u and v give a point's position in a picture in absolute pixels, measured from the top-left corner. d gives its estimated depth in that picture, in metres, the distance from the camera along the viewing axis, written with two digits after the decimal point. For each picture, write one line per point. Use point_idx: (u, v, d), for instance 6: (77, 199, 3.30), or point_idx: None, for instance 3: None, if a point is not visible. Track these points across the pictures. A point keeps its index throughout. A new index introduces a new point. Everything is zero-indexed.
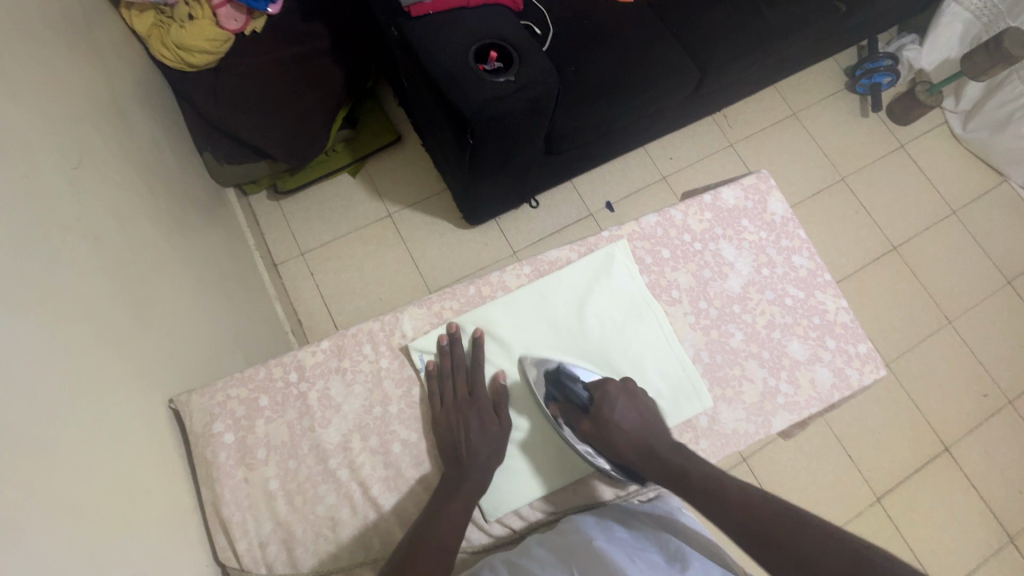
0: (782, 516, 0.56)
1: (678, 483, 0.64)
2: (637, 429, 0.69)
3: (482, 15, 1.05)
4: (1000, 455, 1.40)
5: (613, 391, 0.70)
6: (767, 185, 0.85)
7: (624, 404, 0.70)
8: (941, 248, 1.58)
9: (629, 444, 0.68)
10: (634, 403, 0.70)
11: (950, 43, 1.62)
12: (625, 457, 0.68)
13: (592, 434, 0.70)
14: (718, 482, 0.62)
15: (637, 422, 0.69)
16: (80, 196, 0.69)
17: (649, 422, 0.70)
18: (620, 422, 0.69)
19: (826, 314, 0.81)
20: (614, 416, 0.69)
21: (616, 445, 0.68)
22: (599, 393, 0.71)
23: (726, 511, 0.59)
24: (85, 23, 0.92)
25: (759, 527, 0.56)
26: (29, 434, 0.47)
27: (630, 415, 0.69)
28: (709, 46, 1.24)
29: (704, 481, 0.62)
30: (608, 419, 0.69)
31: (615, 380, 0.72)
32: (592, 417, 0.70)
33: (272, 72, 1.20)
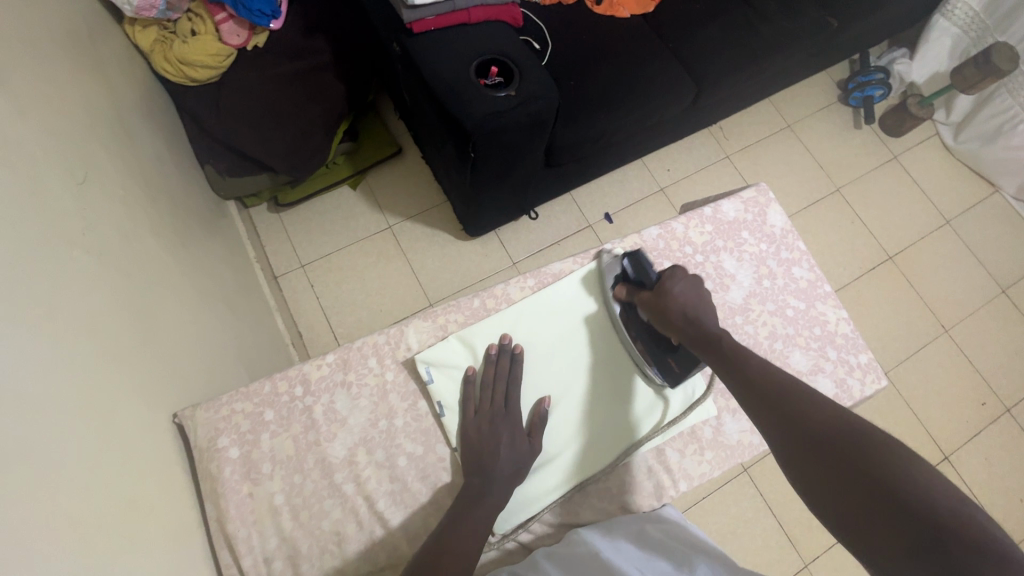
0: (819, 410, 0.54)
1: (715, 353, 0.64)
2: (691, 307, 0.69)
3: (483, 31, 1.07)
4: (999, 463, 1.41)
5: (678, 273, 0.71)
6: (766, 198, 0.87)
7: (688, 283, 0.70)
8: (936, 257, 1.60)
9: (681, 314, 0.68)
10: (697, 288, 0.71)
11: (940, 57, 1.65)
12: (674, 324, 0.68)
13: (647, 303, 0.71)
14: (756, 366, 0.61)
15: (694, 296, 0.70)
16: (85, 211, 0.70)
17: (706, 303, 0.70)
18: (678, 295, 0.69)
19: (826, 325, 0.81)
20: (675, 291, 0.69)
21: (668, 314, 0.69)
22: (668, 272, 0.72)
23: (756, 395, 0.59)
24: (89, 39, 0.93)
25: (787, 415, 0.55)
26: (34, 451, 0.47)
27: (689, 294, 0.69)
28: (705, 60, 1.27)
29: (738, 360, 0.62)
30: (668, 291, 0.70)
31: (683, 269, 0.72)
32: (653, 288, 0.71)
33: (275, 87, 1.22)
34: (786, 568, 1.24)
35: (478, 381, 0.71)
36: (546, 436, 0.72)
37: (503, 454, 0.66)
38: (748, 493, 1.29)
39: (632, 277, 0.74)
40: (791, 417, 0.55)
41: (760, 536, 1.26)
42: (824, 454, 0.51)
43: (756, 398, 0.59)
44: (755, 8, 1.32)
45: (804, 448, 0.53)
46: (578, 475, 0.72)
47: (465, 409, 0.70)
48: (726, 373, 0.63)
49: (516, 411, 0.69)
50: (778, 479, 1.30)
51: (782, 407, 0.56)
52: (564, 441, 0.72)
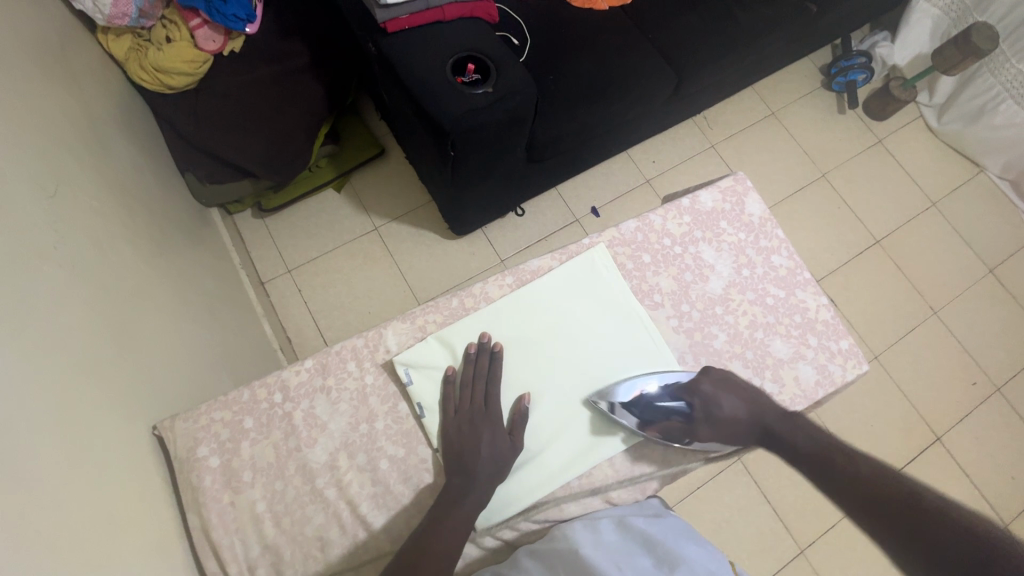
0: (915, 497, 0.56)
1: (792, 455, 0.66)
2: (751, 412, 0.70)
3: (459, 28, 1.06)
4: (990, 442, 1.42)
5: (709, 388, 0.71)
6: (744, 187, 0.86)
7: (729, 398, 0.70)
8: (923, 239, 1.60)
9: (744, 427, 0.70)
10: (732, 389, 0.71)
11: (921, 39, 1.65)
12: (744, 438, 0.70)
13: (711, 434, 0.70)
14: (846, 459, 0.63)
15: (746, 406, 0.70)
16: (58, 224, 0.69)
17: (757, 399, 0.71)
18: (732, 413, 0.70)
19: (807, 312, 0.82)
20: (727, 411, 0.70)
21: (736, 432, 0.70)
22: (697, 397, 0.71)
23: (848, 485, 0.60)
24: (59, 50, 0.92)
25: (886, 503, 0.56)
26: (11, 465, 0.47)
27: (737, 404, 0.70)
28: (685, 50, 1.26)
29: (824, 458, 0.64)
30: (725, 415, 0.69)
31: (709, 376, 0.72)
32: (703, 421, 0.70)
33: (252, 91, 1.20)
34: (782, 555, 1.24)
35: (458, 381, 0.71)
36: (527, 436, 0.72)
37: (483, 454, 0.66)
38: (742, 482, 1.29)
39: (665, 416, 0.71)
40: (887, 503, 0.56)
41: (754, 524, 1.26)
42: (927, 541, 0.52)
43: (855, 490, 0.59)
44: None
45: (901, 532, 0.54)
46: (563, 478, 0.71)
47: (446, 409, 0.70)
48: (819, 471, 0.63)
49: (496, 410, 0.69)
50: (770, 466, 1.30)
51: (888, 500, 0.57)
52: (546, 441, 0.72)
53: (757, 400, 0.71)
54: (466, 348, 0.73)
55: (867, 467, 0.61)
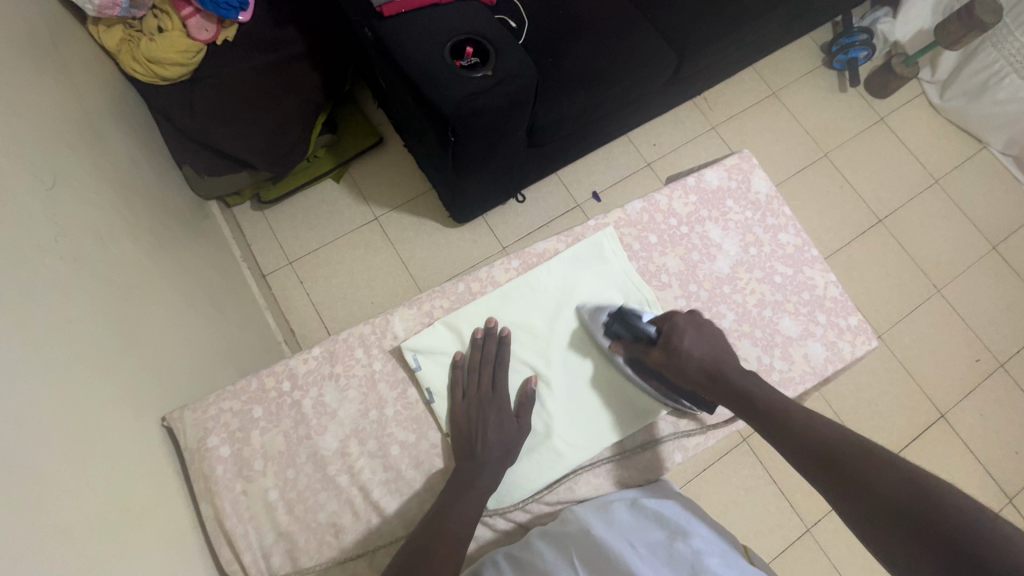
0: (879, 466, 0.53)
1: (751, 412, 0.65)
2: (707, 355, 0.69)
3: (456, 10, 1.04)
4: (994, 419, 1.42)
5: (680, 323, 0.70)
6: (750, 165, 0.86)
7: (692, 333, 0.70)
8: (926, 217, 1.59)
9: (699, 368, 0.68)
10: (700, 332, 0.70)
11: (925, 11, 1.62)
12: (695, 379, 0.69)
13: (663, 362, 0.70)
14: (804, 426, 0.60)
15: (706, 349, 0.69)
16: (57, 218, 0.68)
17: (717, 347, 0.70)
18: (688, 350, 0.69)
19: (815, 290, 0.81)
20: (684, 346, 0.69)
21: (688, 370, 0.69)
22: (666, 325, 0.71)
23: (810, 453, 0.58)
24: (51, 42, 0.91)
25: (849, 481, 0.54)
26: (20, 459, 0.47)
27: (697, 346, 0.69)
28: (686, 29, 1.24)
29: (782, 420, 0.62)
30: (678, 347, 0.69)
31: (682, 314, 0.72)
32: (660, 347, 0.70)
33: (248, 80, 1.19)
34: (789, 534, 1.25)
35: (465, 366, 0.71)
36: (534, 417, 0.71)
37: (491, 438, 0.66)
38: (748, 463, 1.30)
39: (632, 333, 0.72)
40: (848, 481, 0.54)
41: (762, 503, 1.27)
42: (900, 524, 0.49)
43: (803, 453, 0.59)
44: None
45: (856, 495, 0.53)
46: (570, 460, 0.71)
47: (454, 394, 0.70)
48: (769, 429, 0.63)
49: (504, 393, 0.69)
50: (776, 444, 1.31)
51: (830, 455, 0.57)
52: (552, 422, 0.71)
53: (717, 347, 0.70)
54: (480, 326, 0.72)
55: (829, 434, 0.58)
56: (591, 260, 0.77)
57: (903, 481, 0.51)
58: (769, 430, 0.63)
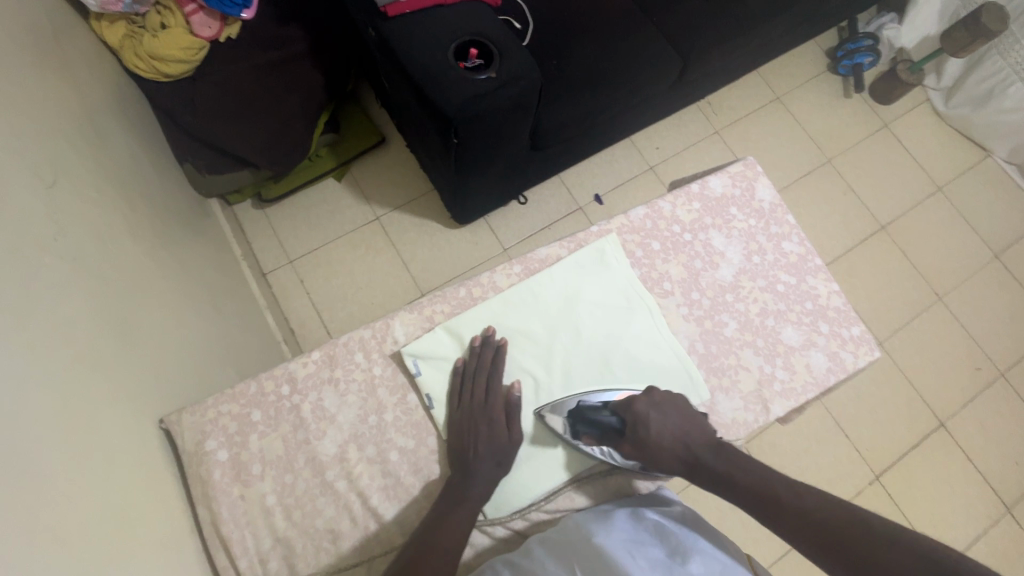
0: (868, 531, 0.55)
1: (735, 493, 0.64)
2: (679, 441, 0.67)
3: (461, 11, 1.04)
4: (994, 428, 1.42)
5: (643, 409, 0.68)
6: (755, 172, 0.85)
7: (658, 419, 0.67)
8: (928, 224, 1.59)
9: (673, 455, 0.67)
10: (667, 413, 0.68)
11: (929, 21, 1.62)
12: (671, 467, 0.67)
13: (636, 455, 0.68)
14: (793, 503, 0.60)
15: (677, 434, 0.67)
16: (58, 217, 0.68)
17: (686, 429, 0.68)
18: (660, 438, 0.67)
19: (818, 299, 0.81)
20: (654, 434, 0.67)
21: (662, 458, 0.67)
22: (629, 414, 0.68)
23: (805, 534, 0.58)
24: (53, 38, 0.90)
25: (856, 561, 0.54)
26: (17, 462, 0.46)
27: (668, 428, 0.67)
28: (691, 34, 1.24)
29: (768, 496, 0.62)
30: (648, 439, 0.67)
31: (643, 400, 0.69)
32: (628, 439, 0.68)
33: (250, 79, 1.18)
34: (787, 541, 1.25)
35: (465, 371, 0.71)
36: (527, 426, 0.71)
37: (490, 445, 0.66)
38: None
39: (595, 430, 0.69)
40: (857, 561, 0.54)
41: None
42: None
43: (791, 527, 0.59)
44: None
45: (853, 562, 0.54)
46: (567, 466, 0.71)
47: (451, 400, 0.70)
48: (751, 504, 0.63)
49: (497, 405, 0.68)
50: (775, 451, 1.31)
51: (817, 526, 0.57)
52: (547, 431, 0.71)
53: (687, 424, 0.68)
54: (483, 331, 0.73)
55: (816, 508, 0.59)
56: (592, 266, 0.77)
57: (901, 546, 0.52)
58: (753, 506, 0.63)
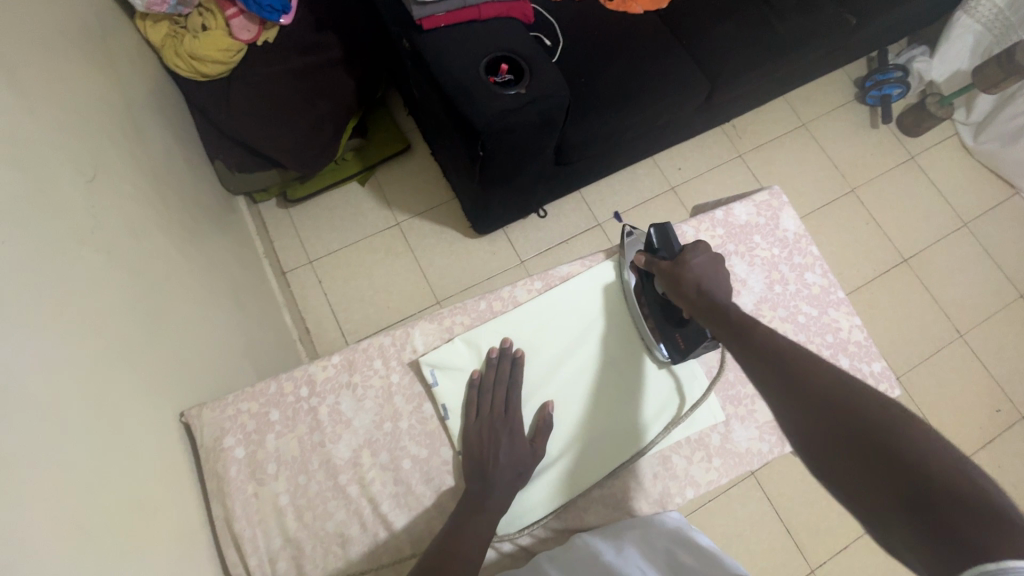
0: (820, 367, 0.51)
1: (718, 320, 0.62)
2: (703, 277, 0.67)
3: (494, 27, 1.05)
4: (1013, 472, 1.38)
5: (702, 248, 0.71)
6: (780, 202, 0.85)
7: (705, 257, 0.69)
8: (952, 259, 1.56)
9: (695, 284, 0.67)
10: (715, 262, 0.70)
11: (961, 55, 1.61)
12: (686, 293, 0.67)
13: (665, 273, 0.70)
14: (762, 334, 0.57)
15: (705, 270, 0.68)
16: (96, 209, 0.70)
17: (720, 275, 0.69)
18: (692, 268, 0.68)
19: (839, 332, 0.80)
20: (693, 261, 0.69)
21: (683, 281, 0.68)
22: (691, 246, 0.72)
23: (758, 353, 0.56)
24: (100, 36, 0.94)
25: (794, 380, 0.51)
26: (44, 448, 0.47)
27: (705, 269, 0.68)
28: (719, 58, 1.24)
29: (742, 323, 0.60)
30: (686, 263, 0.69)
31: (706, 245, 0.71)
32: (675, 258, 0.71)
33: (284, 82, 1.21)
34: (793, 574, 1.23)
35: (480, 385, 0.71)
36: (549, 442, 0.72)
37: (502, 459, 0.66)
38: (756, 497, 1.28)
39: (653, 248, 0.74)
40: (804, 390, 0.50)
41: (767, 540, 1.24)
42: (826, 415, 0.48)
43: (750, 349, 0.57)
44: (770, 5, 1.30)
45: (787, 378, 0.52)
46: (589, 478, 0.71)
47: (467, 413, 0.70)
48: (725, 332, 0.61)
49: (518, 417, 0.69)
50: (785, 481, 1.29)
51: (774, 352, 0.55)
52: (568, 444, 0.72)
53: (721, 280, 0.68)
54: (500, 340, 0.74)
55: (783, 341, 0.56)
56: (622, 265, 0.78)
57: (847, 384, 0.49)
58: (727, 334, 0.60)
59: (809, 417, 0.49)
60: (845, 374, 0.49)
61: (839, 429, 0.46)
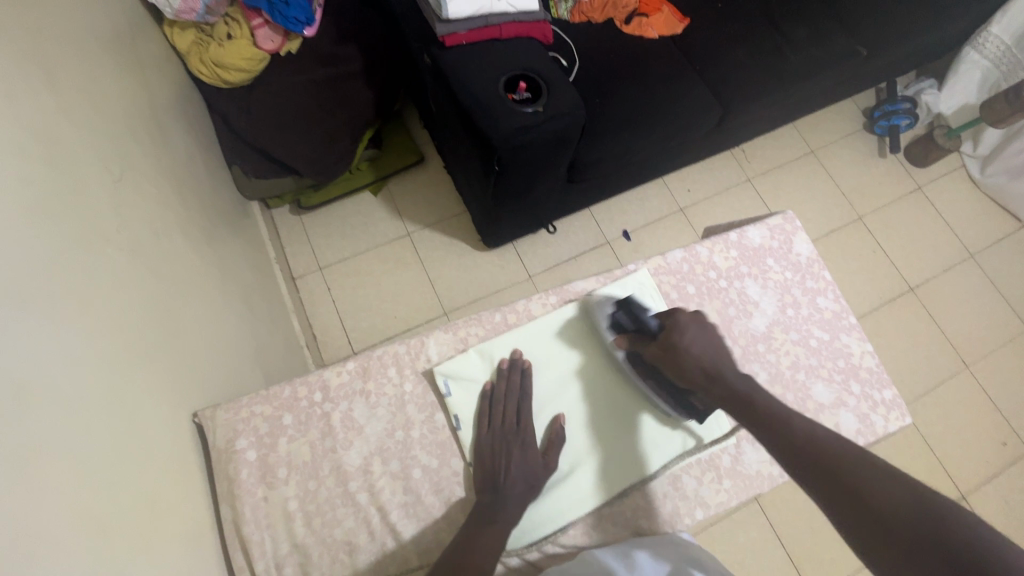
0: (857, 464, 0.54)
1: (742, 406, 0.64)
2: (704, 357, 0.68)
3: (513, 47, 1.08)
4: (1020, 508, 1.36)
5: (683, 319, 0.70)
6: (793, 227, 0.86)
7: (696, 331, 0.69)
8: (958, 290, 1.57)
9: (697, 366, 0.68)
10: (704, 330, 0.70)
11: (969, 90, 1.64)
12: (690, 375, 0.68)
13: (659, 357, 0.70)
14: (793, 427, 0.60)
15: (705, 347, 0.69)
16: (119, 209, 0.71)
17: (717, 346, 0.70)
18: (689, 348, 0.68)
19: (850, 358, 0.80)
20: (684, 339, 0.69)
21: (683, 365, 0.68)
22: (668, 321, 0.71)
23: (792, 449, 0.58)
24: (131, 41, 0.96)
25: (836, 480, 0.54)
26: (62, 444, 0.48)
27: (698, 346, 0.68)
28: (732, 85, 1.27)
29: (771, 412, 0.62)
30: (678, 343, 0.69)
31: (684, 313, 0.71)
32: (660, 342, 0.70)
33: (305, 91, 1.24)
34: None
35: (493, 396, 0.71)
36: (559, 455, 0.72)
37: (513, 471, 0.66)
38: (758, 523, 1.26)
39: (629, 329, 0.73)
40: (850, 494, 0.52)
41: (769, 567, 1.23)
42: (879, 520, 0.49)
43: (783, 444, 0.59)
44: (783, 35, 1.32)
45: (829, 482, 0.54)
46: (594, 497, 0.70)
47: (479, 424, 0.70)
48: (755, 423, 0.62)
49: (527, 429, 0.69)
50: (789, 507, 1.27)
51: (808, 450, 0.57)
52: (578, 459, 0.72)
53: (721, 349, 0.69)
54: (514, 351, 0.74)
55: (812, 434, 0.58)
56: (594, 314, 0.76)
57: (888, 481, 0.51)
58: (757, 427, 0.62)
59: (858, 521, 0.51)
60: (884, 471, 0.52)
61: (894, 534, 0.48)
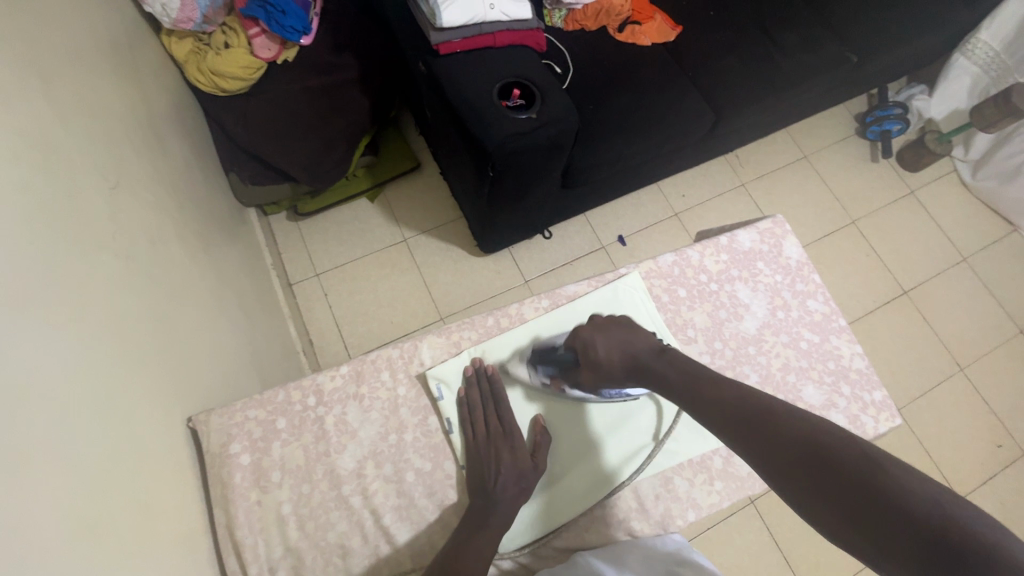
0: (771, 412, 0.53)
1: (664, 377, 0.64)
2: (621, 352, 0.68)
3: (507, 54, 1.09)
4: (1016, 509, 1.37)
5: (587, 334, 0.70)
6: (783, 230, 0.87)
7: (602, 338, 0.69)
8: (951, 293, 1.58)
9: (618, 363, 0.68)
10: (609, 331, 0.71)
11: (959, 95, 1.66)
12: (623, 376, 0.68)
13: (592, 378, 0.69)
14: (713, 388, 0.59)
15: (619, 347, 0.69)
16: (115, 216, 0.72)
17: (628, 337, 0.70)
18: (604, 354, 0.68)
19: (841, 360, 0.81)
20: (598, 350, 0.69)
21: (611, 373, 0.68)
22: (576, 342, 0.71)
23: (713, 408, 0.58)
24: (128, 50, 0.97)
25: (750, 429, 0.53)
26: (54, 448, 0.48)
27: (613, 348, 0.69)
28: (724, 91, 1.28)
29: (691, 378, 0.62)
30: (595, 357, 0.68)
31: (585, 328, 0.72)
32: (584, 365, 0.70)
33: (300, 99, 1.24)
34: None
35: (478, 401, 0.71)
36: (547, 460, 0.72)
37: (504, 473, 0.66)
38: (754, 527, 1.26)
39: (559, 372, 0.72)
40: (765, 438, 0.51)
41: (765, 571, 1.23)
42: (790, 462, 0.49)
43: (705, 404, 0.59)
44: (773, 42, 1.34)
45: (746, 431, 0.53)
46: (581, 502, 0.71)
47: (467, 427, 0.70)
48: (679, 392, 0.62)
49: (516, 431, 0.70)
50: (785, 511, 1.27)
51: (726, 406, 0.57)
52: (563, 464, 0.72)
53: (633, 337, 0.70)
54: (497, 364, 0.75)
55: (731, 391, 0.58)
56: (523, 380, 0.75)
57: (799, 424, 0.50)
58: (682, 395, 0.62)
59: (773, 463, 0.50)
60: (797, 414, 0.52)
61: (804, 470, 0.47)
